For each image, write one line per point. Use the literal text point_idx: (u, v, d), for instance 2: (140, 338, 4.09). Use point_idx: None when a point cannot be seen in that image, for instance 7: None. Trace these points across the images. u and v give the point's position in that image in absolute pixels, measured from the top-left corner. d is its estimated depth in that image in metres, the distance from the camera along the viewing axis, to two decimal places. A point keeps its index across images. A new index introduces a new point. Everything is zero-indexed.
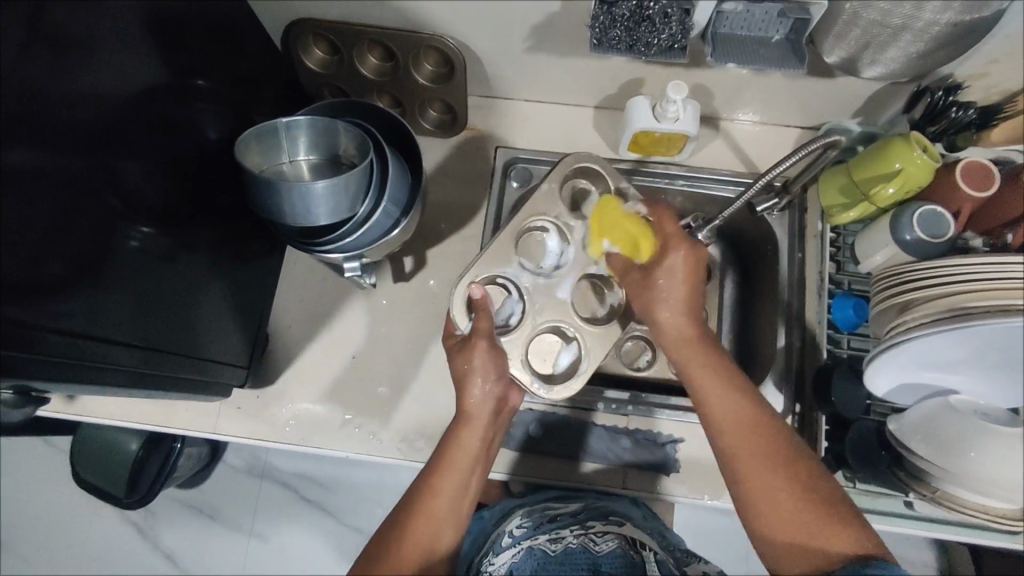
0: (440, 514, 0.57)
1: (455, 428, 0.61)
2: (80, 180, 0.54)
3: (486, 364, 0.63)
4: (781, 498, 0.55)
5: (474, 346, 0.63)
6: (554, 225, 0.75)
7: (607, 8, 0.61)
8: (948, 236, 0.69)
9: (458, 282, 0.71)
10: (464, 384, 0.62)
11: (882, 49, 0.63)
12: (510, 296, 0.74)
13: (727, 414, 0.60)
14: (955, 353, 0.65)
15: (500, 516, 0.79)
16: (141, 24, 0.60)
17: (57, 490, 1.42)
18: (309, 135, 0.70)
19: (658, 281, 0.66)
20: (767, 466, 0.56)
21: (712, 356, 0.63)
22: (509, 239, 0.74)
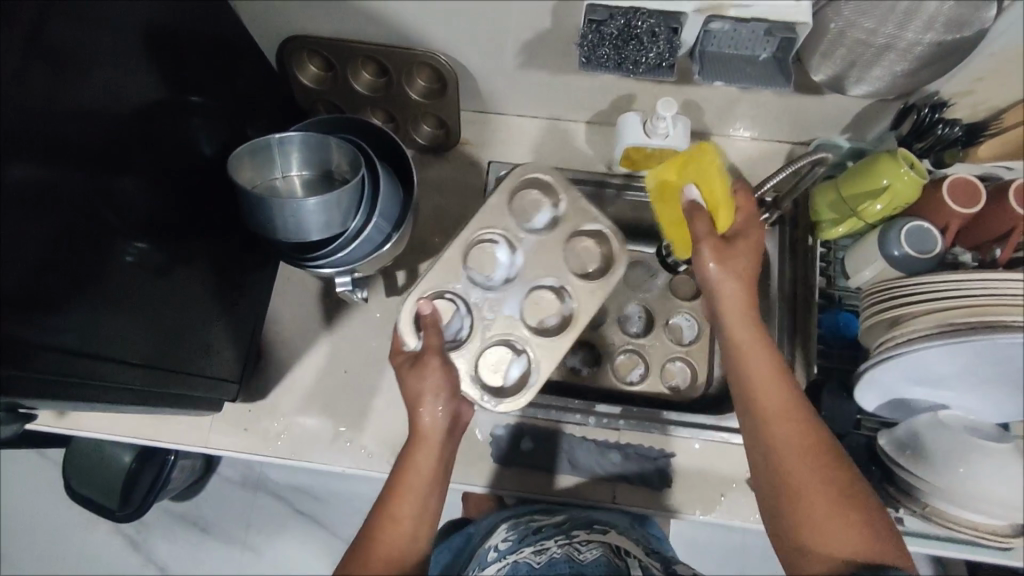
0: (406, 533, 0.57)
1: (409, 449, 0.59)
2: (77, 193, 0.54)
3: (438, 384, 0.59)
4: (820, 492, 0.56)
5: (426, 367, 0.60)
6: (503, 238, 0.72)
7: (596, 27, 0.62)
8: (935, 252, 0.69)
9: (406, 299, 0.67)
10: (416, 404, 0.59)
11: (868, 67, 0.65)
12: (458, 312, 0.71)
13: (778, 408, 0.59)
14: (944, 369, 0.65)
15: (486, 532, 0.79)
16: (137, 41, 0.60)
17: (50, 502, 1.41)
18: (301, 151, 0.71)
19: (723, 258, 0.64)
20: (813, 460, 0.57)
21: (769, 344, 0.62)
22: (457, 252, 0.71)
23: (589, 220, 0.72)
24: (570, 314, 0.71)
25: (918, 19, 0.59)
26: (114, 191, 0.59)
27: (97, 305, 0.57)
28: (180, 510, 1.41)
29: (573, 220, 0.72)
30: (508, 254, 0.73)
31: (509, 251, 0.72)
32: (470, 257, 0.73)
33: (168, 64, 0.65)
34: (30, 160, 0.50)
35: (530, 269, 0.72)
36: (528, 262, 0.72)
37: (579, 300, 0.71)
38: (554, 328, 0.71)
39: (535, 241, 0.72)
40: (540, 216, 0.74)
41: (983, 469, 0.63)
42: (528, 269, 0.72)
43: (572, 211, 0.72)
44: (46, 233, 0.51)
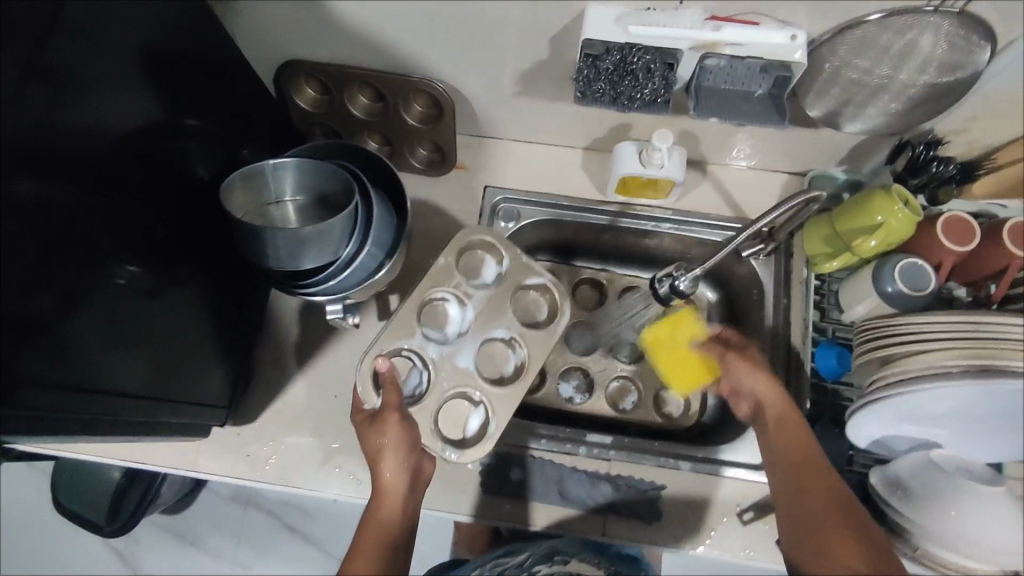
0: None
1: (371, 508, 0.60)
2: (65, 214, 0.53)
3: (398, 439, 0.62)
4: (834, 536, 0.57)
5: (385, 423, 0.62)
6: (454, 294, 0.72)
7: (592, 61, 0.62)
8: (929, 290, 0.69)
9: (362, 357, 0.67)
10: (377, 459, 0.62)
11: (863, 105, 0.66)
12: (415, 366, 0.71)
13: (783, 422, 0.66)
14: (937, 408, 0.66)
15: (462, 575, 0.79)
16: (132, 68, 0.60)
17: (38, 514, 1.39)
18: (293, 177, 0.70)
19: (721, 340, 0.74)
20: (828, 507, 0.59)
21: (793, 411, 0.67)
22: (410, 309, 0.71)
23: (531, 275, 0.73)
24: (525, 363, 0.71)
25: (912, 62, 0.60)
26: (110, 215, 0.58)
27: (82, 331, 0.56)
28: (169, 526, 1.40)
29: (515, 275, 0.73)
30: (459, 310, 0.73)
31: (460, 305, 0.73)
32: (422, 313, 0.73)
33: (166, 89, 0.65)
34: (25, 178, 0.49)
35: (481, 323, 0.73)
36: (477, 314, 0.73)
37: (530, 349, 0.71)
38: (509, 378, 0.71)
39: (482, 294, 0.73)
40: (487, 271, 0.74)
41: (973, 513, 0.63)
42: (478, 323, 0.73)
43: (515, 267, 0.73)
44: (36, 249, 0.50)
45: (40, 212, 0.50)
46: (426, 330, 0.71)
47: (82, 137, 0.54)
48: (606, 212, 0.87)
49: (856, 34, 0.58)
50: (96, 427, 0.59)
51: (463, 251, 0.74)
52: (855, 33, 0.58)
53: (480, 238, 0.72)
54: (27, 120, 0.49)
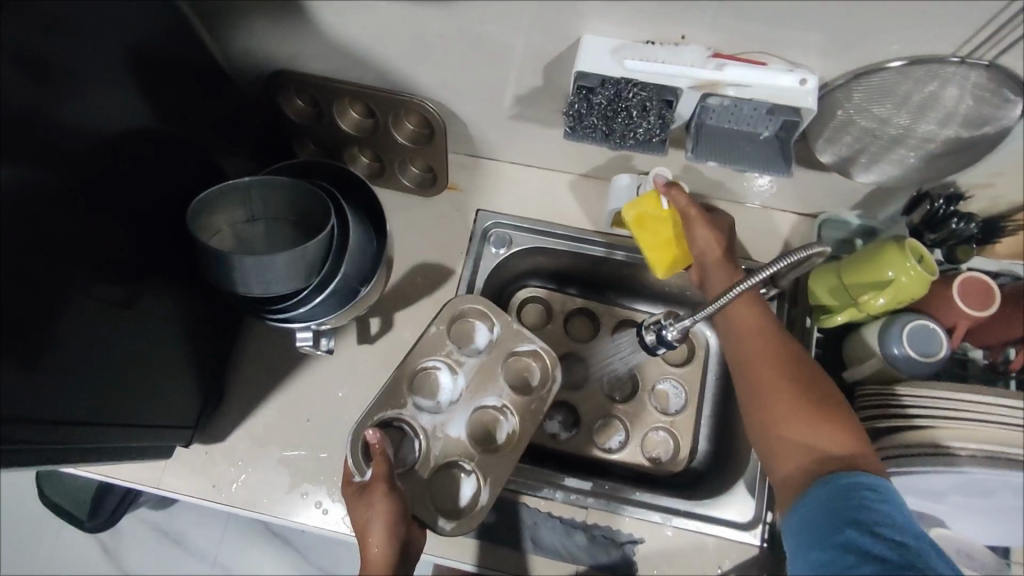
0: None
1: None
2: (23, 234, 0.51)
3: (386, 512, 0.55)
4: (786, 404, 0.55)
5: (373, 493, 0.56)
6: (445, 362, 0.70)
7: (585, 94, 0.58)
8: (938, 356, 0.64)
9: (353, 428, 0.63)
10: (363, 533, 0.55)
11: (878, 156, 0.61)
12: (407, 436, 0.67)
13: (747, 327, 0.62)
14: (936, 487, 0.61)
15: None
16: (104, 78, 0.58)
17: (26, 499, 1.39)
18: (267, 195, 0.68)
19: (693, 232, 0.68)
20: (781, 379, 0.57)
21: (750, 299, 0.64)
22: (402, 378, 0.68)
23: (522, 341, 0.70)
24: (517, 433, 0.67)
25: (933, 113, 0.55)
26: (85, 228, 0.57)
27: (44, 358, 0.53)
28: (153, 522, 1.39)
29: (507, 342, 0.70)
30: (452, 377, 0.70)
31: (452, 373, 0.70)
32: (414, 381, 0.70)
33: (142, 99, 0.62)
34: (2, 160, 0.49)
35: (472, 390, 0.70)
36: (468, 381, 0.70)
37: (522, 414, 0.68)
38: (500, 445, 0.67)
39: (474, 362, 0.70)
40: (479, 338, 0.72)
41: None
42: (470, 390, 0.70)
43: (507, 333, 0.71)
44: (5, 243, 0.49)
45: (14, 204, 0.50)
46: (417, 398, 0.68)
47: (62, 143, 0.54)
48: (602, 242, 0.83)
49: (871, 81, 0.54)
50: (61, 452, 0.56)
51: (455, 318, 0.71)
52: (871, 79, 0.54)
53: (472, 305, 0.70)
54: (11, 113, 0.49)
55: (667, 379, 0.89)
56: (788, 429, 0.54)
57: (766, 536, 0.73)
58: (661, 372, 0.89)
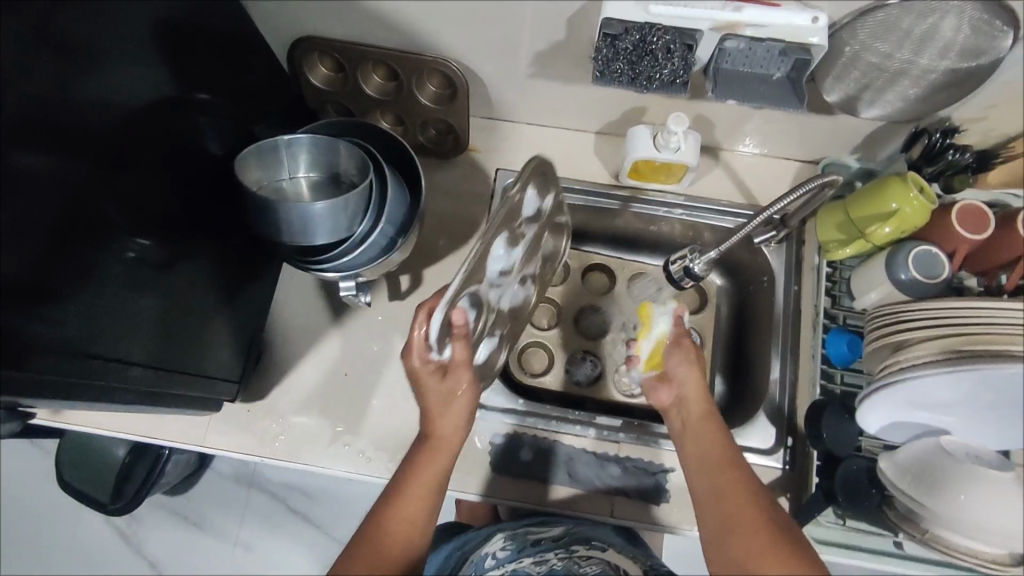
0: (407, 531, 0.57)
1: (426, 452, 0.61)
2: (77, 182, 0.53)
3: (465, 396, 0.61)
4: (751, 528, 0.56)
5: (457, 376, 0.60)
6: (513, 232, 0.64)
7: (611, 41, 0.62)
8: (942, 278, 0.70)
9: (439, 308, 0.54)
10: (438, 409, 0.61)
11: (881, 90, 0.66)
12: (471, 306, 0.62)
13: (705, 454, 0.63)
14: (947, 390, 0.65)
15: (476, 538, 0.75)
16: (149, 38, 0.60)
17: (42, 490, 1.36)
18: (309, 152, 0.71)
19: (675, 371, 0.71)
20: (746, 508, 0.57)
21: (714, 425, 0.65)
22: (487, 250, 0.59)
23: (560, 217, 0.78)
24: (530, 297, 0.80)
25: (932, 46, 0.60)
26: (129, 181, 0.60)
27: (96, 298, 0.57)
28: (172, 506, 1.35)
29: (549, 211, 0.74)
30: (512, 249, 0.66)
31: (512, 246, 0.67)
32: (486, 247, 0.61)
33: (174, 62, 0.64)
34: (61, 110, 0.51)
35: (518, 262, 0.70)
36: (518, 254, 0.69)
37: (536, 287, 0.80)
38: (512, 308, 0.75)
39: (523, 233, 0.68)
40: (530, 202, 0.66)
41: (983, 500, 0.64)
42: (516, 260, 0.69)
43: (552, 204, 0.74)
44: (62, 188, 0.52)
45: (64, 146, 0.52)
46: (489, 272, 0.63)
47: (97, 118, 0.55)
48: (619, 196, 0.87)
49: (877, 17, 0.58)
50: (107, 391, 0.59)
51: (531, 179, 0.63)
52: (877, 16, 0.58)
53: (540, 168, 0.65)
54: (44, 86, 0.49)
55: None
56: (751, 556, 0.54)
57: (788, 459, 0.77)
58: None
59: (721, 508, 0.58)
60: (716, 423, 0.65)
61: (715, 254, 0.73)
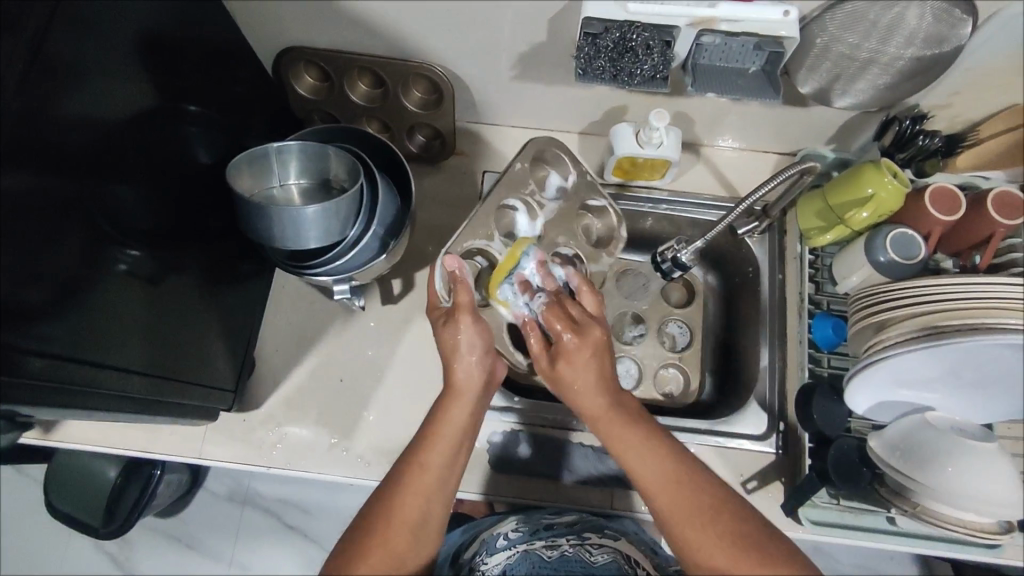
0: (429, 489, 0.57)
1: (443, 403, 0.62)
2: (67, 194, 0.53)
3: (472, 341, 0.63)
4: (713, 538, 0.54)
5: (461, 321, 0.63)
6: (525, 202, 0.80)
7: (592, 39, 0.64)
8: (920, 258, 0.73)
9: (439, 257, 0.71)
10: (454, 358, 0.63)
11: (852, 80, 0.69)
12: (484, 271, 0.79)
13: (647, 475, 0.58)
14: (929, 365, 0.67)
15: (492, 520, 0.82)
16: (139, 50, 0.61)
17: (21, 519, 1.29)
18: (299, 160, 0.72)
19: (563, 364, 0.62)
20: (700, 516, 0.55)
21: (635, 426, 0.60)
22: (487, 214, 0.78)
23: (594, 195, 0.82)
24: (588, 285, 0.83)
25: (898, 35, 0.63)
26: (118, 193, 0.60)
27: (88, 312, 0.56)
28: (165, 528, 1.29)
29: (581, 193, 0.82)
30: (529, 220, 0.81)
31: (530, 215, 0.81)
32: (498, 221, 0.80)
33: (164, 72, 0.64)
34: (54, 122, 0.51)
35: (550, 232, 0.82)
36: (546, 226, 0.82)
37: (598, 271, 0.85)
38: None
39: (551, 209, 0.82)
40: (551, 184, 0.82)
41: (969, 468, 0.65)
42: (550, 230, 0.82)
43: (582, 185, 0.82)
44: (53, 200, 0.52)
45: (55, 159, 0.52)
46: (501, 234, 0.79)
47: (83, 134, 0.55)
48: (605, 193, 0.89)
49: (846, 9, 0.61)
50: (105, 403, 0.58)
51: (535, 158, 0.80)
52: (844, 9, 0.61)
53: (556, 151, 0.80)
54: (29, 103, 0.49)
55: (672, 320, 0.94)
56: (719, 564, 0.54)
57: (780, 444, 0.79)
58: (666, 313, 0.94)
59: (673, 520, 0.56)
60: (639, 421, 0.61)
61: (702, 243, 0.76)
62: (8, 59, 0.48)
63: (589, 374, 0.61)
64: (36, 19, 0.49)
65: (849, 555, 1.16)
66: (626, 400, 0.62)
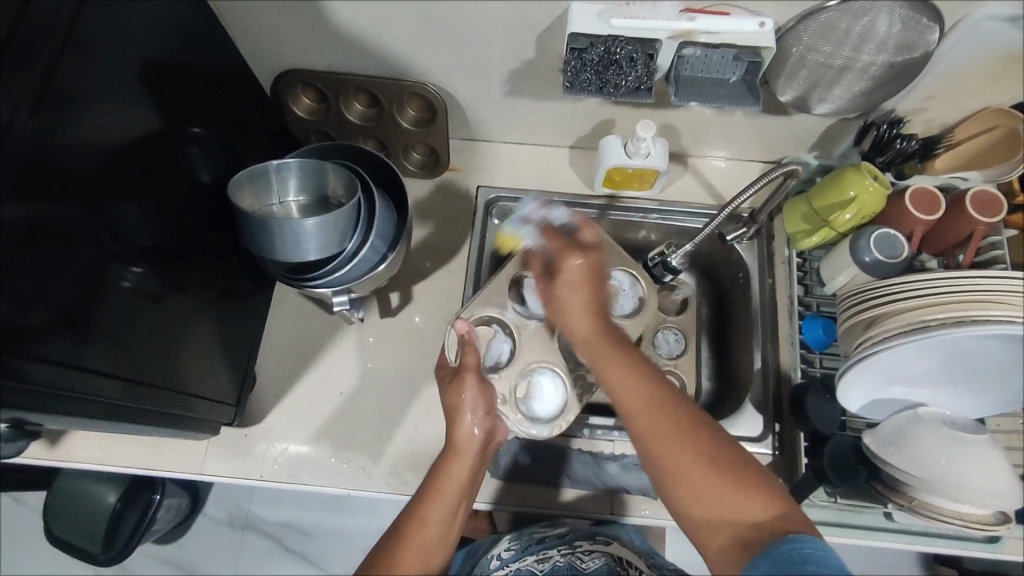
0: (431, 541, 0.58)
1: (444, 458, 0.63)
2: (74, 216, 0.55)
3: (473, 401, 0.65)
4: (683, 455, 0.55)
5: (463, 380, 0.66)
6: None
7: (578, 53, 0.68)
8: (903, 256, 0.75)
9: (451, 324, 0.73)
10: (457, 415, 0.65)
11: (830, 87, 0.72)
12: (498, 338, 0.77)
13: (627, 391, 0.60)
14: (918, 359, 0.69)
15: (488, 544, 0.82)
16: (145, 76, 0.63)
17: (19, 549, 1.27)
18: (298, 177, 0.74)
19: (561, 290, 0.68)
20: (678, 445, 0.56)
21: (622, 352, 0.63)
22: (501, 285, 0.79)
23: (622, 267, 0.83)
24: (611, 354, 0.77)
25: (870, 43, 0.66)
26: (123, 212, 0.61)
27: (92, 333, 0.57)
28: (164, 555, 1.27)
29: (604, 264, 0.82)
30: None
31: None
32: (514, 291, 0.79)
33: (168, 95, 0.67)
34: (65, 144, 0.54)
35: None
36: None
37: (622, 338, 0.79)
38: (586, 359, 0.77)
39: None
40: None
41: (962, 461, 0.66)
42: None
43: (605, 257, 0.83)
44: (59, 223, 0.54)
45: (62, 182, 0.54)
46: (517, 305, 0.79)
47: (87, 157, 0.56)
48: (596, 204, 0.91)
49: (819, 19, 0.64)
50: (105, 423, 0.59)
51: None
52: (816, 20, 0.64)
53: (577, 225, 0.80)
54: (36, 128, 0.51)
55: (667, 328, 0.94)
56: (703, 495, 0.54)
57: (777, 445, 0.80)
58: (660, 322, 0.94)
59: (651, 445, 0.57)
60: (629, 352, 0.63)
61: (690, 247, 0.78)
62: (20, 87, 0.50)
63: (580, 292, 0.67)
64: (46, 49, 0.52)
65: (853, 563, 1.15)
66: (617, 331, 0.66)
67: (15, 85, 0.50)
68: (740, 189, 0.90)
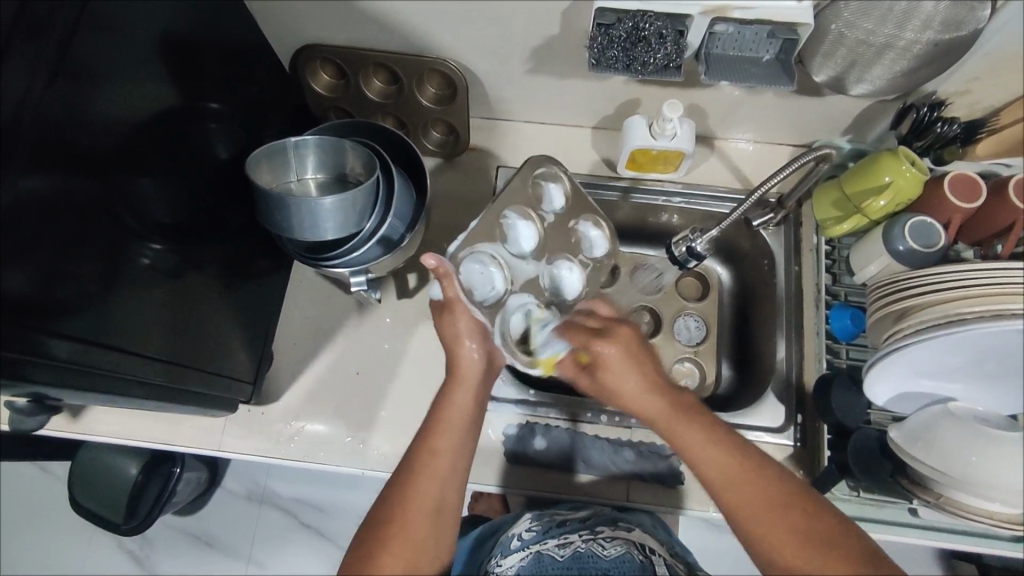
0: (444, 472, 0.58)
1: (447, 386, 0.63)
2: (89, 191, 0.54)
3: (469, 330, 0.65)
4: (773, 526, 0.55)
5: (456, 312, 0.65)
6: (523, 211, 0.76)
7: (605, 29, 0.65)
8: (939, 245, 0.72)
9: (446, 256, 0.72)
10: (455, 345, 0.65)
11: (868, 67, 0.69)
12: (493, 270, 0.74)
13: (711, 468, 0.58)
14: (952, 354, 0.66)
15: (509, 521, 0.84)
16: (163, 48, 0.62)
17: (46, 516, 1.31)
18: (316, 154, 0.73)
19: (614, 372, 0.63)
20: (764, 510, 0.56)
21: (695, 422, 0.60)
22: (490, 218, 0.74)
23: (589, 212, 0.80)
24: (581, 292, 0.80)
25: (915, 20, 0.63)
26: (140, 186, 0.61)
27: (110, 309, 0.57)
28: (184, 527, 1.29)
29: (573, 211, 0.80)
30: (528, 225, 0.76)
31: (528, 223, 0.76)
32: (503, 228, 0.75)
33: (187, 71, 0.66)
34: (84, 117, 0.53)
35: (546, 247, 0.79)
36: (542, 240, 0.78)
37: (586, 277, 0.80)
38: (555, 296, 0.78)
39: (548, 224, 0.78)
40: (551, 198, 0.77)
41: (995, 459, 0.63)
42: (546, 244, 0.78)
43: (574, 205, 0.79)
44: (76, 198, 0.53)
45: (78, 157, 0.53)
46: (503, 243, 0.76)
47: (105, 130, 0.56)
48: (618, 187, 0.89)
49: None
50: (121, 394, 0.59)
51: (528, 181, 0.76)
52: None
53: (549, 165, 0.76)
54: (52, 101, 0.50)
55: (688, 314, 0.95)
56: (799, 565, 0.53)
57: (798, 436, 0.78)
58: (681, 308, 0.95)
59: (738, 515, 0.57)
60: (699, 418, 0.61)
61: (716, 232, 0.76)
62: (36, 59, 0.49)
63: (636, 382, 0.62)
64: (65, 19, 0.51)
65: None
66: (682, 400, 0.62)
67: (32, 56, 0.49)
68: (769, 174, 0.87)
